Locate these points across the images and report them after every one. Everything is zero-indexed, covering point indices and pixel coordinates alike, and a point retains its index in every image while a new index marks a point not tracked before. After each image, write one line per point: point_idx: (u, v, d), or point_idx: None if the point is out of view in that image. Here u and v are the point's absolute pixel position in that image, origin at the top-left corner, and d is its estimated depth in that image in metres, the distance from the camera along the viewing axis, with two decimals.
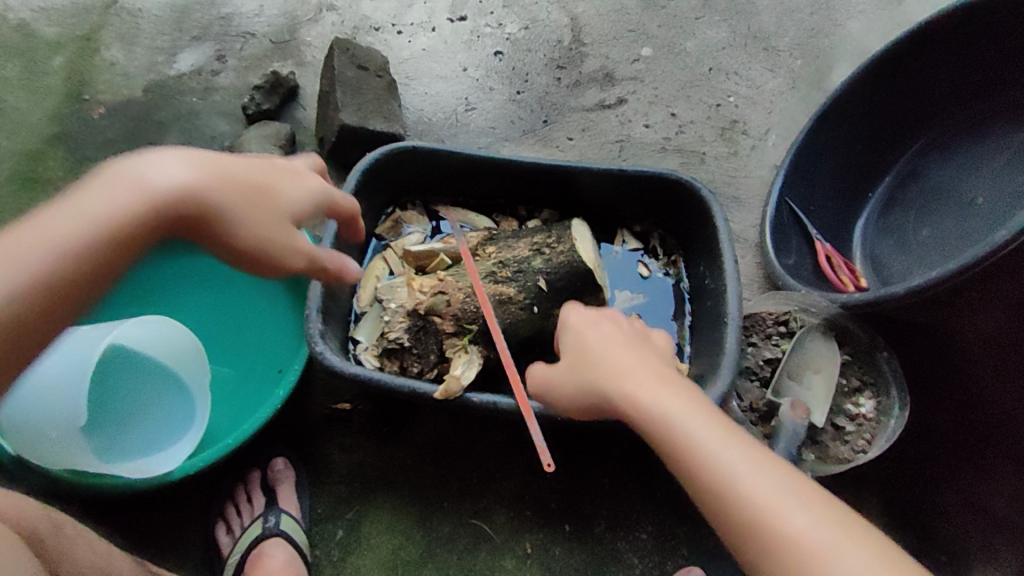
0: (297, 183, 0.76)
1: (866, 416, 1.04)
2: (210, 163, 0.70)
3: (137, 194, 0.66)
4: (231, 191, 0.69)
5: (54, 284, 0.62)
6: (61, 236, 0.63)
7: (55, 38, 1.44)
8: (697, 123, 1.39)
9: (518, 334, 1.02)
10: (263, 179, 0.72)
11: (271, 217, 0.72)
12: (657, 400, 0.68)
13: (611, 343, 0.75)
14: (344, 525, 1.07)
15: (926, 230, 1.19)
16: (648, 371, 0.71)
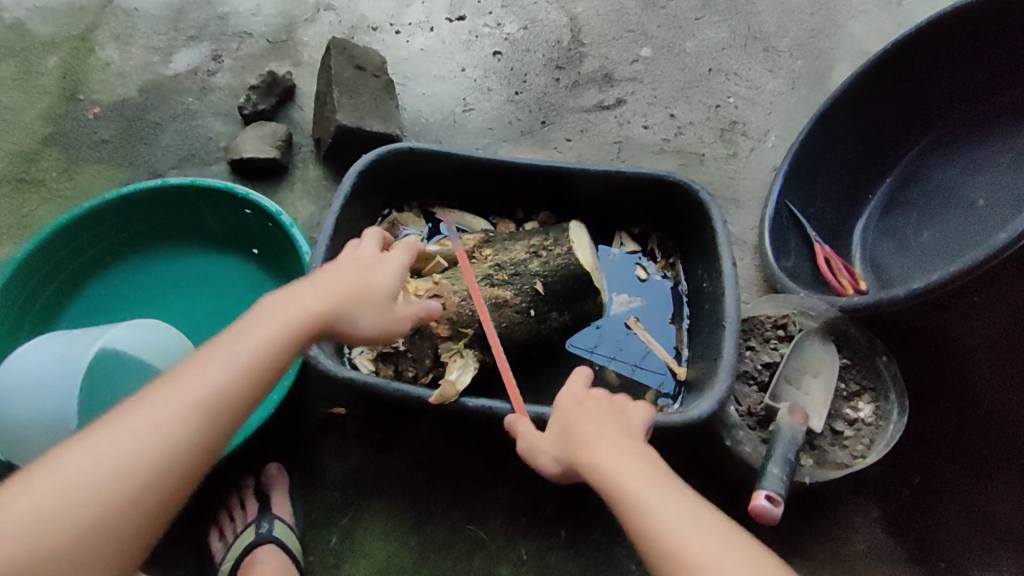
0: (386, 267, 0.80)
1: (865, 420, 1.03)
2: (312, 286, 0.74)
3: (274, 326, 0.70)
4: (341, 304, 0.74)
5: (241, 396, 0.67)
6: (236, 364, 0.67)
7: (50, 37, 1.43)
8: (697, 124, 1.38)
9: (515, 338, 1.01)
10: (358, 276, 0.77)
11: (380, 308, 0.77)
12: (603, 465, 0.68)
13: (577, 411, 0.76)
14: (339, 531, 1.06)
15: (927, 233, 1.18)
16: (603, 435, 0.72)
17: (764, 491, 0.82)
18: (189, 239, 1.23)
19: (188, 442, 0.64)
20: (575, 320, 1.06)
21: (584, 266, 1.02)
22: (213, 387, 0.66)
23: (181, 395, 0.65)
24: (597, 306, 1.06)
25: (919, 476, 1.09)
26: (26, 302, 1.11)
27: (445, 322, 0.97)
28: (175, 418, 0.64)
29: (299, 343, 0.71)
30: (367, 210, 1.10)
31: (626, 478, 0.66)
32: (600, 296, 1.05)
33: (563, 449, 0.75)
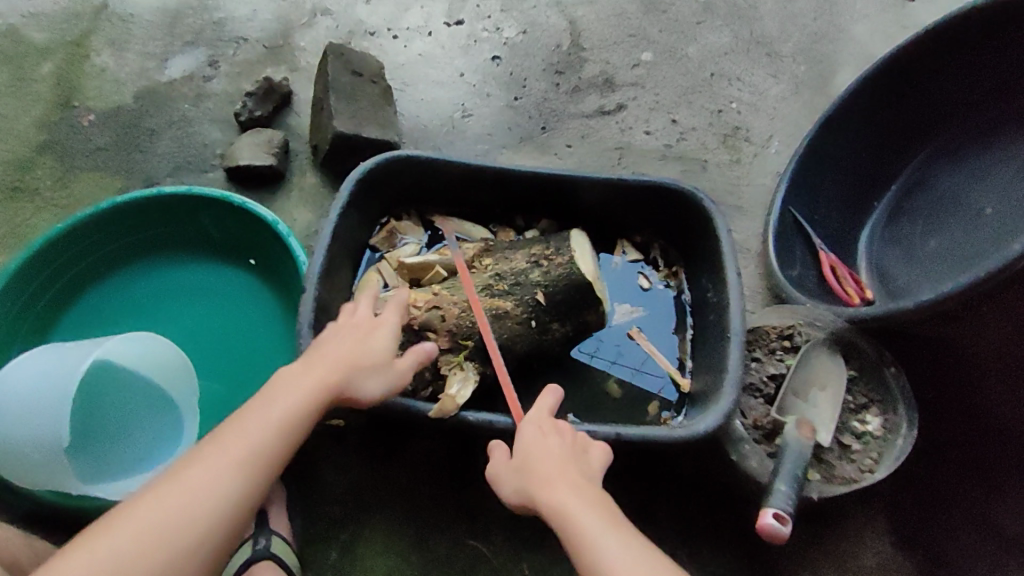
0: (381, 331, 0.86)
1: (872, 433, 1.02)
2: (316, 359, 0.81)
3: (296, 394, 0.77)
4: (344, 373, 0.80)
5: (279, 448, 0.76)
6: (273, 423, 0.76)
7: (44, 44, 1.41)
8: (699, 130, 1.36)
9: (516, 350, 0.99)
10: (357, 344, 0.83)
11: (378, 372, 0.83)
12: (564, 510, 0.72)
13: (537, 446, 0.79)
14: (338, 546, 1.03)
15: (934, 240, 1.16)
16: (562, 476, 0.75)
17: (771, 509, 0.81)
18: (184, 248, 1.21)
19: (233, 498, 0.72)
20: (577, 331, 1.04)
21: (586, 276, 1.00)
22: (250, 448, 0.74)
23: (222, 456, 0.73)
24: (599, 317, 1.04)
25: (928, 487, 1.07)
26: (20, 314, 1.09)
27: (444, 334, 0.95)
28: (219, 476, 0.72)
29: (315, 409, 0.78)
30: (365, 219, 1.08)
31: (585, 526, 0.71)
32: (602, 305, 1.03)
33: (521, 482, 0.78)
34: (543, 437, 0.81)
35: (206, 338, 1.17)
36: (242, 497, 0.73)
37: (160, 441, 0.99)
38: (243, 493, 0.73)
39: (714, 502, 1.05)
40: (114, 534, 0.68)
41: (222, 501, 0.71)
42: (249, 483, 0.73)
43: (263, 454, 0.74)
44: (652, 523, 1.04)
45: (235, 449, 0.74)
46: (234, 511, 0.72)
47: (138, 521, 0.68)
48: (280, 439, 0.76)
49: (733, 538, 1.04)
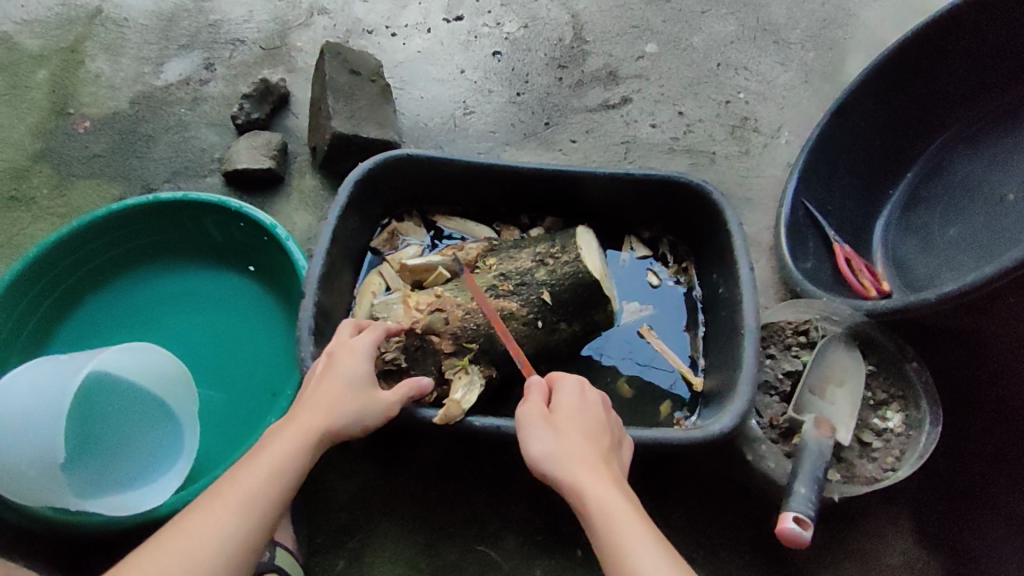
0: (351, 354, 0.82)
1: (894, 431, 0.98)
2: (295, 411, 0.78)
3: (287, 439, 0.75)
4: (325, 416, 0.77)
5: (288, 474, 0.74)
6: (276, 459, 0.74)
7: (39, 51, 1.39)
8: (706, 121, 1.33)
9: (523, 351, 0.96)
10: (330, 382, 0.80)
11: (359, 396, 0.80)
12: (610, 496, 0.69)
13: (580, 419, 0.76)
14: (345, 555, 1.01)
15: (954, 229, 1.13)
16: (608, 473, 0.72)
17: (791, 513, 0.78)
18: (183, 255, 1.18)
19: (233, 544, 0.69)
20: (586, 330, 1.01)
21: (594, 274, 0.97)
22: (246, 493, 0.71)
23: (217, 503, 0.70)
24: (607, 315, 1.01)
25: (952, 481, 1.04)
26: (16, 325, 1.06)
27: (447, 335, 0.91)
28: (218, 523, 0.69)
29: (310, 451, 0.76)
30: (366, 221, 1.06)
31: (630, 519, 0.68)
32: (611, 304, 1.00)
33: (561, 448, 0.73)
34: (589, 421, 0.77)
35: (206, 346, 1.14)
36: (244, 542, 0.70)
37: (159, 455, 0.98)
38: (246, 535, 0.70)
39: (730, 501, 1.01)
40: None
41: (221, 546, 0.68)
42: (248, 527, 0.70)
43: (262, 497, 0.72)
44: (667, 526, 1.00)
45: (232, 495, 0.71)
46: (237, 557, 0.69)
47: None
48: (278, 481, 0.73)
49: (751, 539, 1.00)
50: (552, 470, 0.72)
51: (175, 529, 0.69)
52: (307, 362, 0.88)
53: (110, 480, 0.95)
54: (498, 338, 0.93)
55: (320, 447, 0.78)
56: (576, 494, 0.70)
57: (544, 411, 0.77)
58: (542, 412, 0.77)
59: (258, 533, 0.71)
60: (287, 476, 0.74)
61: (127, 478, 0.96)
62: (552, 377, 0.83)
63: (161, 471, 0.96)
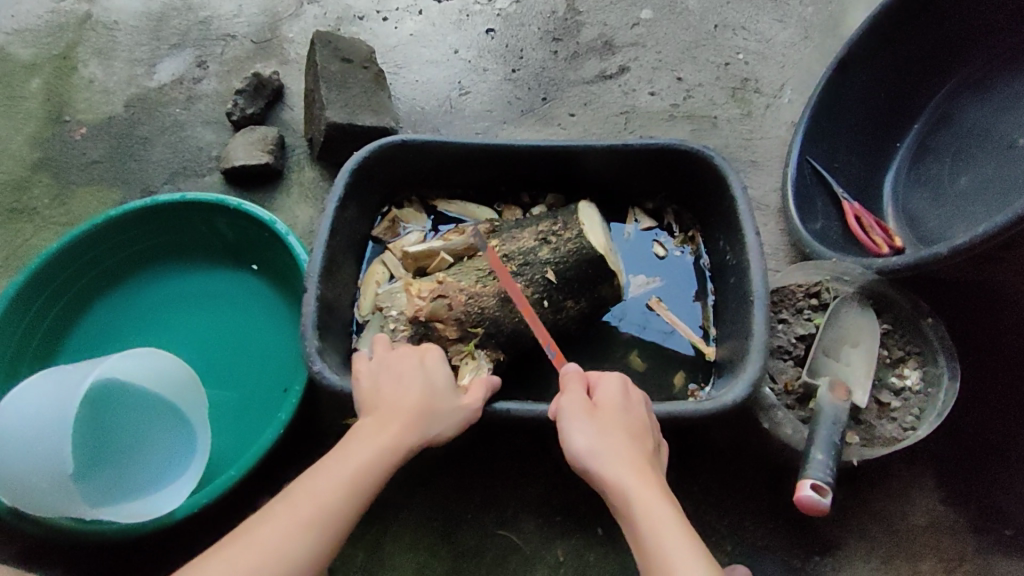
0: (431, 365, 0.83)
1: (912, 389, 0.97)
2: (386, 415, 0.77)
3: (376, 445, 0.73)
4: (419, 427, 0.77)
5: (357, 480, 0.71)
6: (359, 467, 0.72)
7: (32, 60, 1.39)
8: (706, 85, 1.30)
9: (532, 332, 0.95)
10: (419, 392, 0.79)
11: (444, 404, 0.80)
12: (652, 500, 0.67)
13: (623, 418, 0.74)
14: (366, 545, 1.01)
15: (964, 179, 1.10)
16: (651, 476, 0.69)
17: (809, 481, 0.77)
18: (187, 257, 1.19)
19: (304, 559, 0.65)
20: (593, 307, 0.99)
21: (598, 249, 0.97)
22: (318, 507, 0.68)
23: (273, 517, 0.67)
24: (614, 290, 1.00)
25: (974, 438, 1.02)
26: (25, 335, 1.07)
27: (451, 322, 0.91)
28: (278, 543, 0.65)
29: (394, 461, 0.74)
30: (365, 210, 1.05)
31: (671, 520, 0.65)
32: (617, 279, 0.99)
33: (604, 445, 0.71)
34: (632, 422, 0.74)
35: (215, 346, 1.14)
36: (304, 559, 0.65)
37: (172, 459, 1.00)
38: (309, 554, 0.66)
39: (750, 471, 1.00)
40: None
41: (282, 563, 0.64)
42: (318, 541, 0.67)
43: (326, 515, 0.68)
44: (686, 499, 0.99)
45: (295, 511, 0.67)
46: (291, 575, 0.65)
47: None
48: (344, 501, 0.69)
49: (773, 508, 0.99)
50: (593, 466, 0.71)
51: (242, 543, 0.65)
52: (314, 357, 0.88)
53: (128, 485, 0.97)
54: (503, 320, 0.92)
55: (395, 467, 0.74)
56: (618, 492, 0.68)
57: (587, 405, 0.75)
58: (585, 406, 0.75)
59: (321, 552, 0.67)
60: (360, 493, 0.71)
61: (143, 483, 0.97)
62: (592, 374, 0.81)
63: (175, 473, 0.98)
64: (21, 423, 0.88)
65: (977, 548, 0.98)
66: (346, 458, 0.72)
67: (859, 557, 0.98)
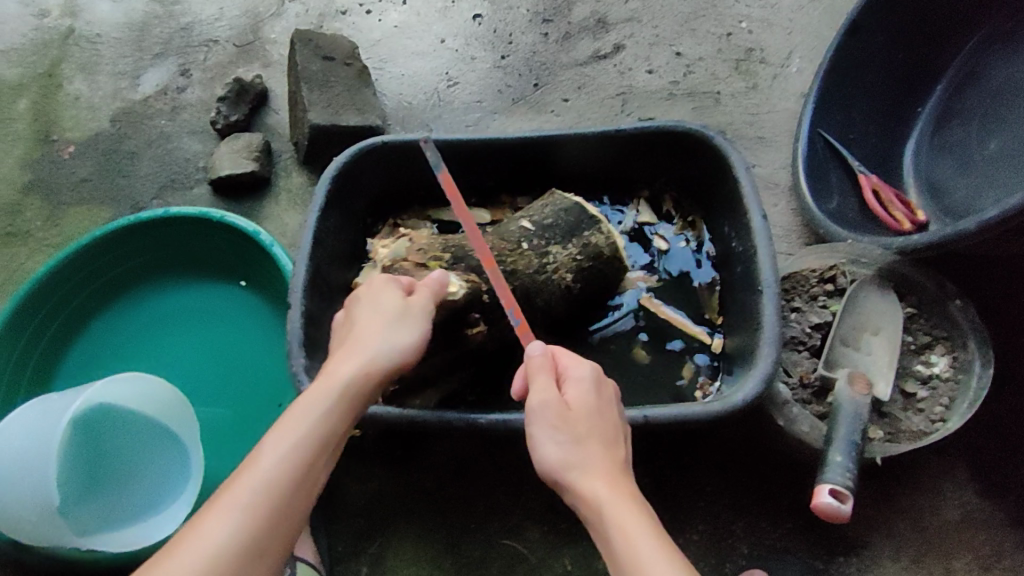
0: (374, 289, 0.77)
1: (941, 376, 0.89)
2: (330, 363, 0.73)
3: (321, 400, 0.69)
4: (364, 354, 0.72)
5: (300, 451, 0.66)
6: (307, 431, 0.67)
7: (18, 79, 1.36)
8: (707, 59, 1.23)
9: (516, 277, 0.88)
10: (359, 325, 0.74)
11: (388, 321, 0.74)
12: (630, 516, 0.62)
13: (596, 420, 0.68)
14: (368, 563, 0.97)
15: (993, 144, 1.00)
16: (627, 488, 0.65)
17: (828, 485, 0.71)
18: (177, 272, 1.15)
19: (238, 547, 0.60)
20: (591, 258, 0.91)
21: (575, 201, 0.93)
22: (254, 492, 0.62)
23: (202, 518, 0.61)
24: (612, 245, 0.92)
25: (1010, 425, 0.95)
26: (18, 364, 1.04)
27: (416, 256, 0.87)
28: (209, 544, 0.59)
29: (338, 406, 0.69)
30: (352, 216, 1.00)
31: (648, 537, 0.60)
32: (605, 226, 0.92)
33: (578, 457, 0.66)
34: (601, 422, 0.68)
35: (211, 364, 1.11)
36: (244, 557, 0.60)
37: (166, 482, 0.96)
38: (250, 547, 0.61)
39: (767, 471, 0.95)
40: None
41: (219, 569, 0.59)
42: (256, 527, 0.61)
43: (267, 501, 0.62)
44: (701, 499, 0.94)
45: (230, 501, 0.62)
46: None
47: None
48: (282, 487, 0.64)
49: (793, 507, 0.93)
50: (568, 477, 0.66)
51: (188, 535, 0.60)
52: (301, 376, 0.84)
53: (122, 511, 0.94)
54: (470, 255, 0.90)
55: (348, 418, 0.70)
56: (595, 512, 0.63)
57: (558, 406, 0.68)
58: (555, 406, 0.68)
59: (261, 543, 0.61)
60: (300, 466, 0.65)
61: (138, 506, 0.95)
62: (562, 359, 0.74)
63: (168, 498, 0.94)
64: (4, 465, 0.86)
65: (1016, 541, 0.92)
66: (291, 426, 0.67)
67: (888, 555, 0.91)
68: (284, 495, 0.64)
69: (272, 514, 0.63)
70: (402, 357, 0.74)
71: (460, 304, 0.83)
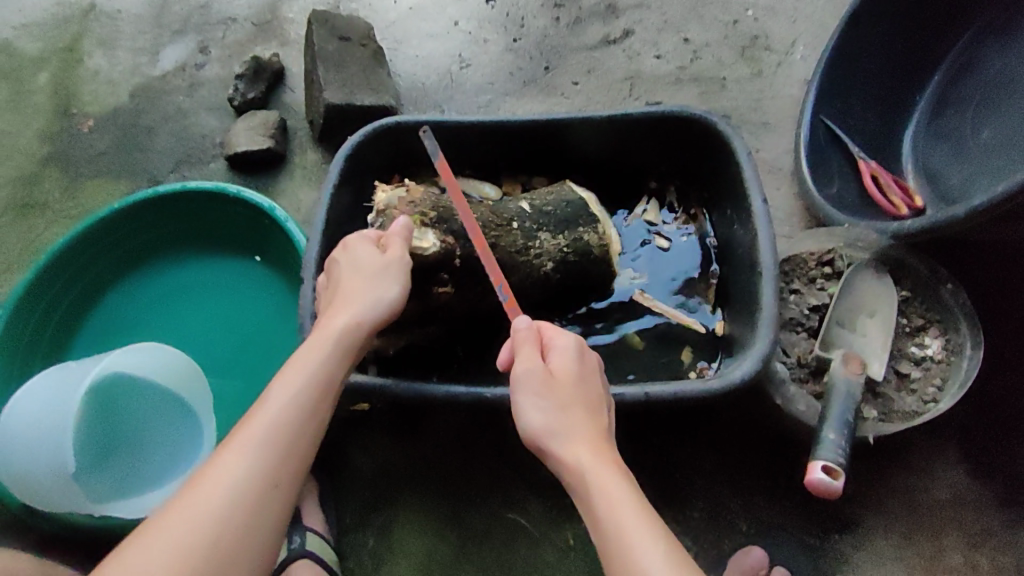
0: (353, 248, 0.80)
1: (934, 357, 0.92)
2: (317, 323, 0.76)
3: (316, 358, 0.72)
4: (347, 312, 0.75)
5: (303, 402, 0.69)
6: (305, 385, 0.70)
7: (38, 54, 1.39)
8: (715, 45, 1.25)
9: (496, 250, 0.89)
10: (341, 286, 0.78)
11: (369, 279, 0.77)
12: (609, 479, 0.66)
13: (579, 388, 0.72)
14: (374, 533, 1.01)
15: (987, 131, 1.03)
16: (606, 453, 0.68)
17: (820, 463, 0.74)
18: (192, 247, 1.18)
19: (247, 495, 0.63)
20: (580, 253, 0.95)
21: (580, 195, 0.97)
22: (261, 443, 0.66)
23: (215, 464, 0.65)
24: (602, 245, 0.96)
25: (1001, 409, 0.98)
26: (37, 331, 1.08)
27: (406, 209, 0.86)
28: (225, 478, 0.63)
29: (329, 361, 0.72)
30: (364, 194, 1.03)
31: (627, 498, 0.64)
32: (602, 225, 0.96)
33: (562, 423, 0.69)
34: (583, 390, 0.72)
35: (224, 337, 1.15)
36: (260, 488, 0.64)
37: (178, 450, 0.99)
38: (260, 484, 0.64)
39: (762, 451, 0.98)
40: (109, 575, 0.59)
41: (232, 503, 0.62)
42: (263, 479, 0.65)
43: (274, 446, 0.66)
44: (695, 478, 0.97)
45: (244, 438, 0.66)
46: (256, 517, 0.63)
47: (127, 561, 0.59)
48: (288, 439, 0.67)
49: (786, 487, 0.96)
50: (550, 442, 0.69)
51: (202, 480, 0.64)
52: None
53: (138, 478, 0.97)
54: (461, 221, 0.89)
55: (341, 371, 0.73)
56: (576, 474, 0.67)
57: (543, 374, 0.72)
58: (540, 375, 0.72)
59: (269, 490, 0.65)
60: (305, 422, 0.69)
61: (152, 472, 0.98)
62: (547, 331, 0.77)
63: (181, 463, 0.98)
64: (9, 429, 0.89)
65: (1003, 523, 0.95)
66: (291, 379, 0.70)
67: (878, 533, 0.95)
68: (290, 448, 0.67)
69: (278, 464, 0.66)
70: (382, 310, 0.76)
71: (431, 261, 0.84)
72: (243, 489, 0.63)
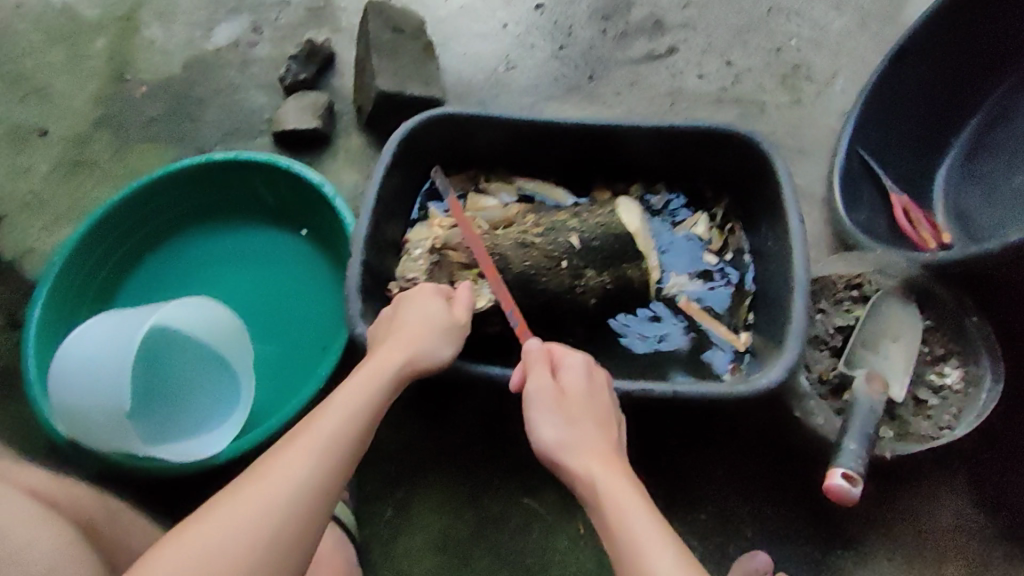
0: (423, 297, 0.86)
1: (952, 387, 0.96)
2: (375, 352, 0.80)
3: (379, 383, 0.76)
4: (409, 353, 0.80)
5: (363, 407, 0.73)
6: (365, 400, 0.74)
7: (97, 20, 1.42)
8: (757, 71, 1.29)
9: (545, 292, 0.96)
10: (406, 325, 0.82)
11: (434, 330, 0.82)
12: (617, 485, 0.68)
13: (589, 403, 0.75)
14: (393, 505, 1.04)
15: (1020, 177, 1.08)
16: (615, 464, 0.70)
17: (840, 469, 0.77)
18: (238, 215, 1.22)
19: (311, 484, 0.66)
20: (618, 285, 1.00)
21: (629, 229, 1.00)
22: (325, 440, 0.69)
23: (280, 454, 0.67)
24: (642, 278, 1.01)
25: (1010, 442, 1.01)
26: (86, 278, 1.11)
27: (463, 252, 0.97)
28: (294, 466, 0.66)
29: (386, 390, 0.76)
30: (411, 179, 1.06)
31: (634, 502, 0.65)
32: (646, 262, 1.01)
33: (570, 436, 0.72)
34: (592, 404, 0.75)
35: (263, 301, 1.18)
36: (316, 494, 0.65)
37: (215, 409, 1.02)
38: (321, 479, 0.66)
39: (778, 460, 1.00)
40: (164, 559, 0.60)
41: (298, 492, 0.65)
42: (324, 470, 0.67)
43: (336, 445, 0.69)
44: (708, 481, 1.00)
45: (308, 444, 0.68)
46: (314, 506, 0.65)
47: (197, 537, 0.61)
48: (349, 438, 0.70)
49: (796, 497, 0.99)
50: (562, 456, 0.72)
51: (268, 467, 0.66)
52: (358, 320, 0.89)
53: (174, 430, 1.00)
54: (513, 258, 0.95)
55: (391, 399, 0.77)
56: (586, 483, 0.69)
57: (554, 392, 0.75)
58: (551, 392, 0.75)
59: (329, 483, 0.67)
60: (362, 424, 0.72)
61: (185, 427, 1.00)
62: (557, 351, 0.81)
63: (217, 421, 1.00)
64: (62, 371, 0.92)
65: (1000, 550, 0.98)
66: (351, 395, 0.74)
67: (879, 547, 0.98)
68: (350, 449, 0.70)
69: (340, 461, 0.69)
70: (436, 363, 0.82)
71: None
72: (308, 475, 0.66)
